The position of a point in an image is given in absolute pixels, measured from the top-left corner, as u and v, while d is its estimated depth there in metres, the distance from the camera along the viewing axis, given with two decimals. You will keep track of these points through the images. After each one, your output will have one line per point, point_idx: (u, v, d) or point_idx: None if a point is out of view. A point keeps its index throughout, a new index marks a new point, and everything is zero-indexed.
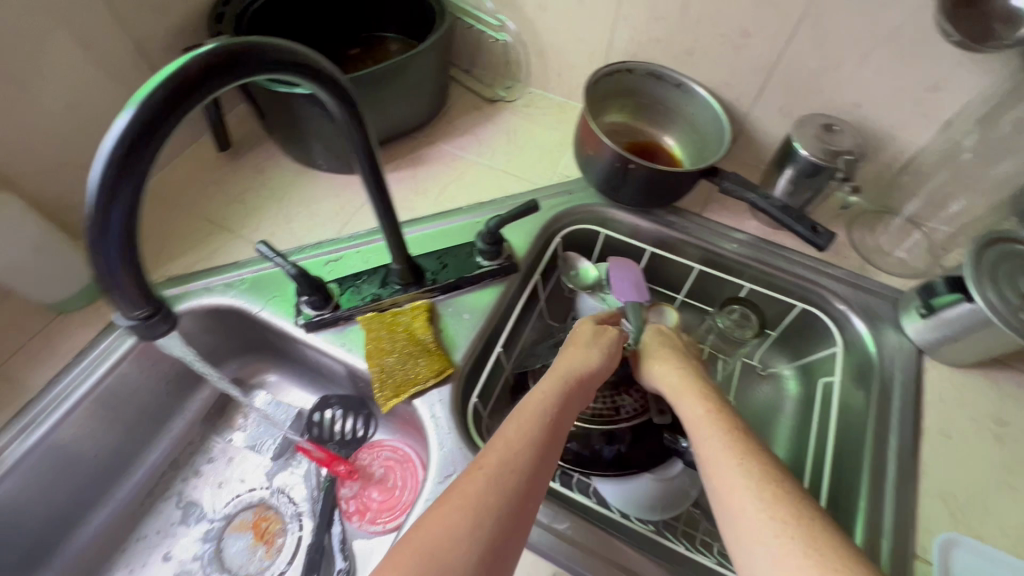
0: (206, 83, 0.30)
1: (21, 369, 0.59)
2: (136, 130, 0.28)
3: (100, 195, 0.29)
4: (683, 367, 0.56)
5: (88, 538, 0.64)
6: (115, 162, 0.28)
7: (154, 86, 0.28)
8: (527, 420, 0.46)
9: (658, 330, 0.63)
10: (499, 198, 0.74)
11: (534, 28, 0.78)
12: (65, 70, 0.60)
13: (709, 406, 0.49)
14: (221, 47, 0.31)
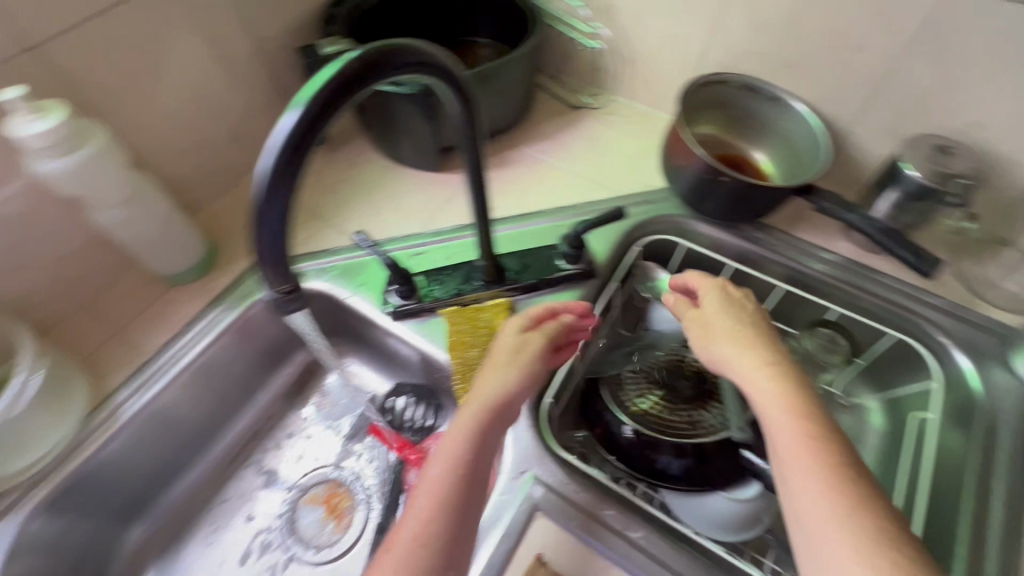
0: (355, 84, 0.33)
1: (139, 333, 0.65)
2: (300, 127, 0.31)
3: (267, 186, 0.32)
4: (767, 361, 0.48)
5: (178, 496, 0.68)
6: (283, 156, 0.31)
7: (318, 88, 0.31)
8: (445, 464, 0.46)
9: (719, 308, 0.55)
10: (581, 204, 0.75)
11: (627, 37, 0.78)
12: (196, 62, 0.65)
13: (805, 422, 0.43)
14: (368, 51, 0.33)
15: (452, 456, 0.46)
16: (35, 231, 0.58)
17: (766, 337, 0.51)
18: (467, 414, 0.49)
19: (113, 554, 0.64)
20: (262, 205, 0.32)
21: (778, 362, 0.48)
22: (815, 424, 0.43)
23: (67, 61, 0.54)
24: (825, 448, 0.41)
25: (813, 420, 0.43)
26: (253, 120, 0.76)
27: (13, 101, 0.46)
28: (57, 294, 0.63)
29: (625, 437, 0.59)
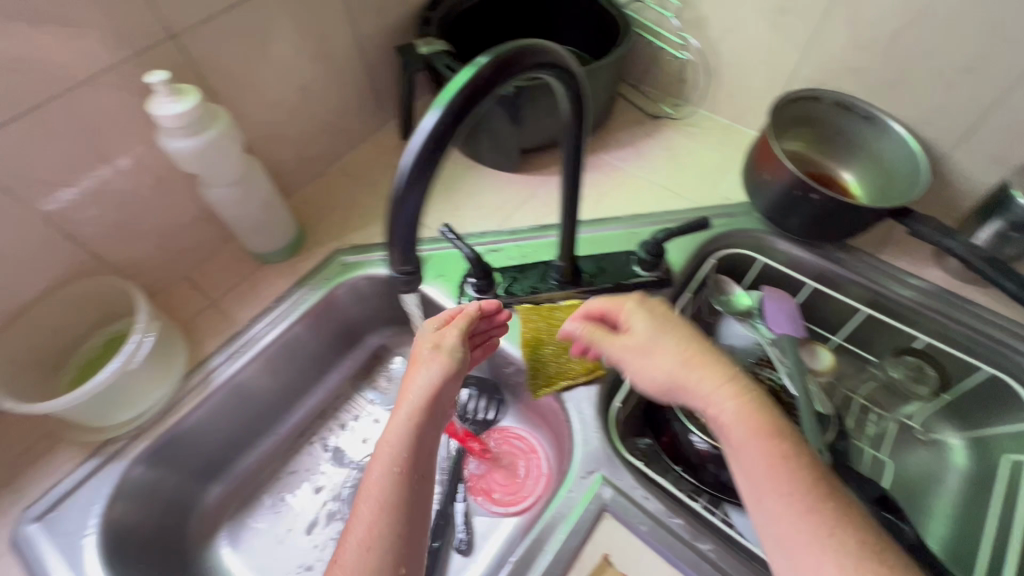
0: (489, 85, 0.34)
1: (232, 305, 0.69)
2: (439, 129, 0.33)
3: (404, 183, 0.33)
4: (722, 376, 0.45)
5: (250, 463, 0.71)
6: (422, 156, 0.33)
7: (457, 91, 0.33)
8: (381, 480, 0.43)
9: (654, 322, 0.50)
10: (657, 212, 0.75)
11: (716, 49, 0.77)
12: (306, 56, 0.69)
13: (779, 441, 0.41)
14: (502, 52, 0.34)
15: (387, 472, 0.44)
16: (153, 203, 0.63)
17: (704, 344, 0.48)
18: (398, 425, 0.46)
19: (192, 509, 0.66)
20: (399, 200, 0.34)
21: (728, 373, 0.45)
22: (786, 440, 0.42)
23: (199, 50, 0.59)
24: (803, 466, 0.41)
25: (782, 436, 0.42)
26: (346, 113, 0.80)
27: (156, 84, 0.51)
28: (164, 262, 0.68)
29: (693, 448, 0.58)
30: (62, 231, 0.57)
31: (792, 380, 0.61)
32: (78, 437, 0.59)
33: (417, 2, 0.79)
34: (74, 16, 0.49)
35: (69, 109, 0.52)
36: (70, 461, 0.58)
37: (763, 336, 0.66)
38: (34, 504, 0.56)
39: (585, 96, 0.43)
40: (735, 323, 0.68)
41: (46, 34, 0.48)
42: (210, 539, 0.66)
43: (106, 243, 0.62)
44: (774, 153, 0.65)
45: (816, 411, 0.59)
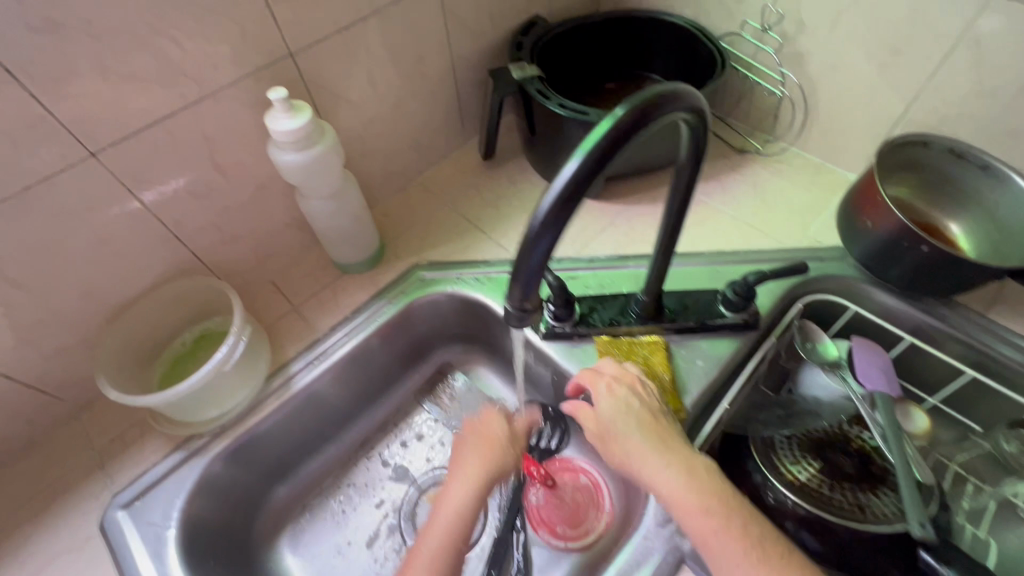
0: (630, 133, 0.33)
1: (312, 312, 0.71)
2: (578, 176, 0.32)
3: (537, 228, 0.33)
4: (668, 453, 0.50)
5: (315, 470, 0.71)
6: (559, 202, 0.32)
7: (601, 136, 0.32)
8: (441, 542, 0.49)
9: (614, 401, 0.54)
10: (741, 250, 0.73)
11: (814, 87, 0.75)
12: (402, 76, 0.71)
13: (719, 515, 0.47)
14: (642, 100, 0.34)
15: (449, 536, 0.49)
16: (251, 209, 0.66)
17: (657, 419, 0.53)
18: (464, 491, 0.51)
19: (260, 508, 0.67)
20: (530, 245, 0.33)
21: (673, 448, 0.51)
22: (726, 510, 0.47)
23: (309, 67, 0.61)
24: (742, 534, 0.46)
25: (722, 506, 0.47)
26: (432, 131, 0.81)
27: (276, 101, 0.54)
28: (254, 266, 0.71)
29: (776, 503, 0.58)
30: (171, 231, 0.60)
31: (889, 443, 0.56)
32: (165, 430, 0.61)
33: (510, 27, 0.80)
34: (208, 34, 0.52)
35: (192, 119, 0.55)
36: (156, 453, 0.61)
37: (853, 391, 0.61)
38: (123, 490, 0.58)
39: (705, 137, 0.42)
40: (818, 372, 0.63)
41: (183, 50, 0.51)
42: (274, 541, 0.67)
43: (207, 245, 0.64)
44: (879, 198, 0.61)
45: (915, 478, 0.55)
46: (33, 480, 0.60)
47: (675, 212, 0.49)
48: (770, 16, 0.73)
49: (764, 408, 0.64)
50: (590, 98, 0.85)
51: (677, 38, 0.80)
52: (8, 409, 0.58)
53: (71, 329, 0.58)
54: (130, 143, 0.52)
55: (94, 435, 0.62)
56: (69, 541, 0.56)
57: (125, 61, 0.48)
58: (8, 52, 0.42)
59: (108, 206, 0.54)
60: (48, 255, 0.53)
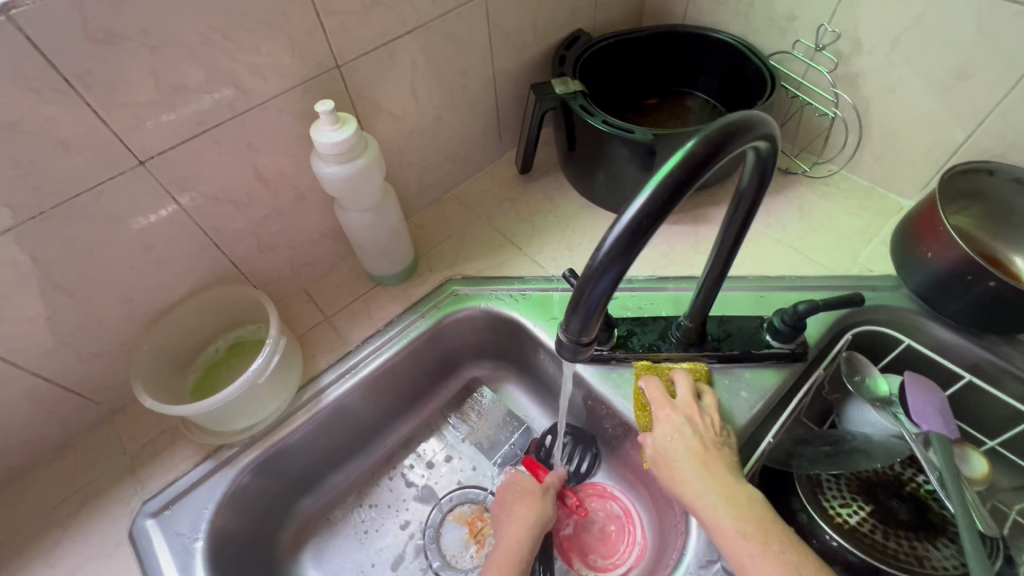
0: (704, 165, 0.32)
1: (345, 323, 0.70)
2: (645, 213, 0.32)
3: (600, 264, 0.34)
4: (715, 481, 0.49)
5: (341, 484, 0.71)
6: (623, 240, 0.33)
7: (673, 168, 0.32)
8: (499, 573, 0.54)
9: (669, 427, 0.54)
10: (786, 276, 0.70)
11: (869, 108, 0.72)
12: (444, 88, 0.71)
13: (759, 545, 0.45)
14: (716, 130, 0.33)
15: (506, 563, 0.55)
16: (290, 218, 0.66)
17: (708, 447, 0.52)
18: (521, 534, 0.58)
19: (285, 521, 0.66)
20: (592, 280, 0.34)
21: (721, 477, 0.49)
22: (770, 541, 0.45)
23: (354, 79, 0.61)
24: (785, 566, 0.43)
25: (766, 537, 0.45)
26: (470, 143, 0.80)
27: (322, 113, 0.53)
28: (289, 274, 0.71)
29: (825, 546, 0.55)
30: (211, 239, 0.60)
31: (946, 488, 0.53)
32: (197, 438, 0.61)
33: (552, 41, 0.79)
34: (258, 45, 0.51)
35: (238, 128, 0.55)
36: (187, 460, 0.60)
37: (906, 429, 0.58)
38: (153, 498, 0.58)
39: (772, 164, 0.40)
40: (868, 408, 0.60)
41: (233, 61, 0.51)
42: (297, 555, 0.66)
43: (244, 253, 0.64)
44: (942, 227, 0.58)
45: (977, 529, 0.51)
46: (65, 482, 0.60)
47: (730, 239, 0.47)
48: (825, 36, 0.70)
49: (809, 443, 0.60)
50: (630, 113, 0.83)
51: (723, 55, 0.78)
52: (45, 411, 0.58)
53: (110, 333, 0.58)
54: (177, 151, 0.52)
55: (126, 440, 0.62)
56: (97, 547, 0.56)
57: (177, 71, 0.48)
58: (66, 61, 0.42)
59: (152, 213, 0.54)
60: (92, 260, 0.53)
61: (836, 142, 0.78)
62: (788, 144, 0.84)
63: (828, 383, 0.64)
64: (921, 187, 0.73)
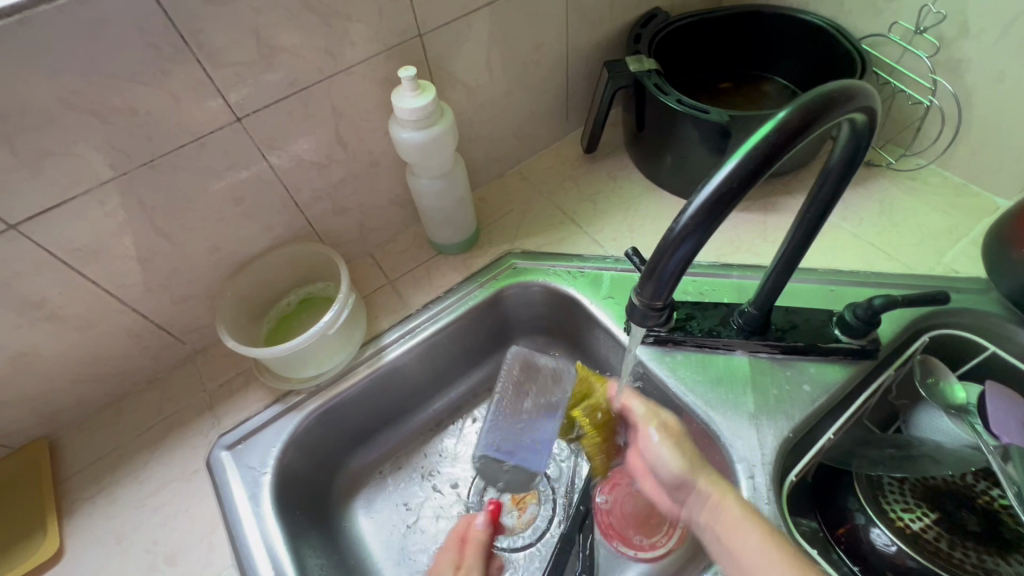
0: (794, 136, 0.32)
1: (406, 288, 0.73)
2: (728, 183, 0.32)
3: (679, 232, 0.34)
4: (683, 453, 0.52)
5: (392, 441, 0.73)
6: (704, 209, 0.33)
7: (763, 139, 0.32)
8: None
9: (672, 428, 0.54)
10: (860, 272, 0.67)
11: (970, 97, 0.67)
12: (517, 62, 0.71)
13: (732, 508, 0.47)
14: (807, 102, 0.33)
15: None
16: (363, 182, 0.68)
17: (687, 445, 0.53)
18: None
19: (340, 469, 0.70)
20: (669, 249, 0.34)
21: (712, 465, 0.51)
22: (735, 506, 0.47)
23: (434, 48, 0.62)
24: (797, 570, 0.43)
25: (735, 504, 0.47)
26: (537, 121, 0.81)
27: (405, 80, 0.56)
28: (358, 238, 0.74)
29: (884, 552, 0.53)
30: (291, 197, 0.64)
31: None
32: (268, 382, 0.65)
33: (629, 18, 0.78)
34: (349, 11, 0.54)
35: (325, 91, 0.58)
36: (259, 401, 0.65)
37: (983, 441, 0.53)
38: (228, 433, 0.63)
39: (866, 141, 0.39)
40: (940, 415, 0.56)
41: (327, 25, 0.53)
42: (350, 502, 0.69)
43: (320, 213, 0.68)
44: None
45: None
46: (154, 411, 0.66)
47: (809, 222, 0.45)
48: (927, 17, 0.66)
49: (872, 445, 0.58)
50: (703, 95, 0.81)
51: (810, 38, 0.75)
52: (140, 346, 0.64)
53: (198, 279, 0.63)
54: (270, 110, 0.55)
55: (207, 378, 0.68)
56: (178, 471, 0.61)
57: (276, 32, 0.51)
58: (184, 18, 0.46)
59: (245, 167, 0.58)
60: (191, 209, 0.57)
61: (927, 135, 0.73)
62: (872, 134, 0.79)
63: (897, 388, 0.60)
64: (1021, 185, 0.68)
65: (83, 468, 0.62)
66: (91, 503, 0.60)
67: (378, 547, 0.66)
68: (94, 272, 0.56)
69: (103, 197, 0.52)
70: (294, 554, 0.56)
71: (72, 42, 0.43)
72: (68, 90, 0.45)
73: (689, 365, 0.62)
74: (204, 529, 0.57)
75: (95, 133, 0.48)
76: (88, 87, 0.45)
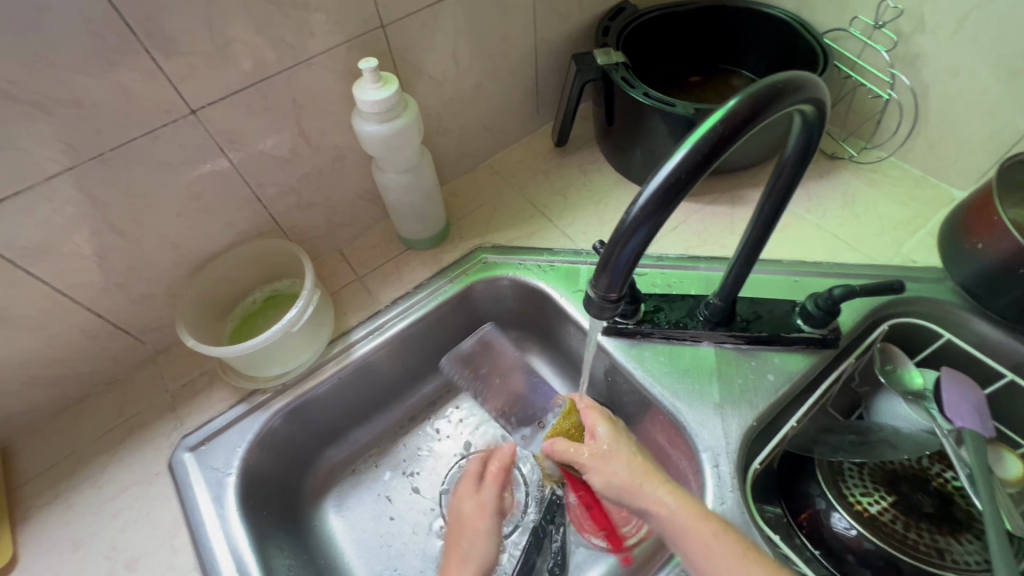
0: (741, 126, 0.32)
1: (376, 284, 0.72)
2: (676, 174, 0.33)
3: (631, 223, 0.34)
4: (621, 457, 0.51)
5: (364, 438, 0.72)
6: (655, 199, 0.33)
7: (711, 129, 0.32)
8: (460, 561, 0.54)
9: (611, 432, 0.54)
10: (823, 263, 0.68)
11: (927, 91, 0.68)
12: (485, 55, 0.70)
13: (677, 512, 0.45)
14: (754, 92, 0.33)
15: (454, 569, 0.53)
16: (328, 177, 0.67)
17: (632, 455, 0.51)
18: (472, 507, 0.57)
19: (311, 468, 0.69)
20: (622, 240, 0.35)
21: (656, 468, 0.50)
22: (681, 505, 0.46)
23: (398, 40, 0.61)
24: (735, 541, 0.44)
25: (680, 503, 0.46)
26: (507, 114, 0.80)
27: (366, 71, 0.55)
28: (326, 233, 0.73)
29: (842, 534, 0.54)
30: (254, 192, 0.62)
31: (977, 487, 0.51)
32: (232, 381, 0.64)
33: (598, 11, 0.78)
34: (308, 1, 0.52)
35: (285, 84, 0.56)
36: (223, 401, 0.63)
37: (938, 425, 0.56)
38: (191, 434, 0.61)
39: (818, 132, 0.40)
40: (898, 401, 0.58)
41: (283, 15, 0.52)
42: (320, 501, 0.68)
43: (284, 208, 0.66)
44: (996, 218, 0.55)
45: (1006, 530, 0.49)
46: (113, 414, 0.64)
47: (768, 212, 0.46)
48: (886, 13, 0.67)
49: (833, 431, 0.59)
50: (672, 89, 0.81)
51: (776, 32, 0.75)
52: (97, 346, 0.62)
53: (158, 277, 0.61)
54: (228, 103, 0.54)
55: (169, 379, 0.66)
56: (140, 474, 0.60)
57: (231, 22, 0.50)
58: (130, 7, 0.44)
59: (202, 163, 0.56)
60: (146, 204, 0.55)
61: (887, 128, 0.75)
62: (835, 127, 0.80)
63: (858, 376, 0.62)
64: (977, 177, 0.70)
65: (38, 474, 0.60)
66: (47, 509, 0.58)
67: (351, 546, 0.66)
68: (44, 271, 0.53)
69: (49, 193, 0.50)
70: (261, 555, 0.55)
71: (8, 30, 0.41)
72: (7, 81, 0.43)
73: (656, 357, 0.62)
74: (167, 533, 0.56)
75: (39, 126, 0.46)
76: (29, 77, 0.44)
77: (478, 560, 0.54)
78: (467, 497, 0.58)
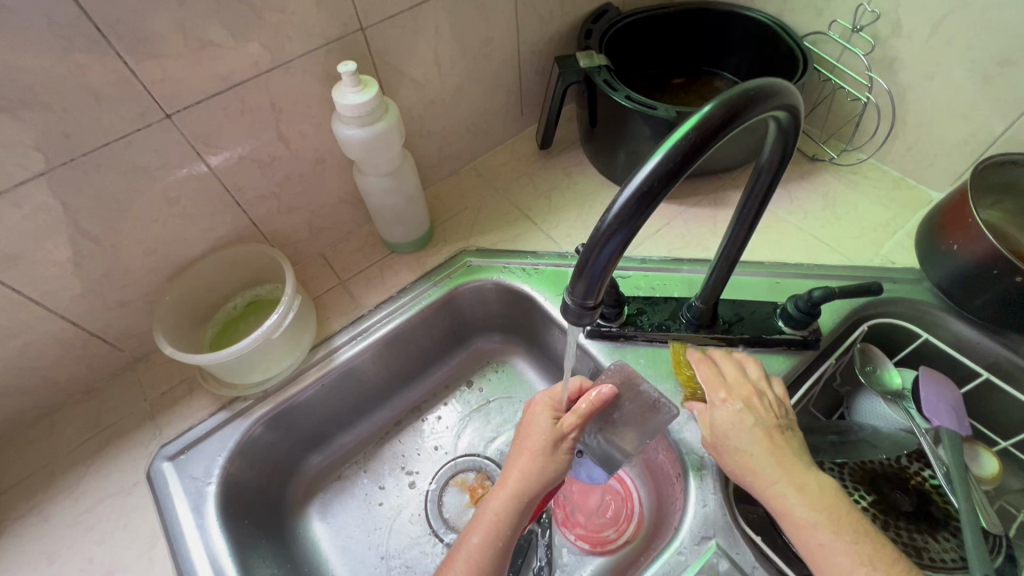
0: (718, 130, 0.33)
1: (359, 288, 0.71)
2: (652, 179, 0.33)
3: (607, 228, 0.34)
4: (784, 463, 0.48)
5: (348, 443, 0.72)
6: (631, 204, 0.33)
7: (685, 134, 0.32)
8: (519, 475, 0.52)
9: (729, 412, 0.52)
10: (804, 264, 0.69)
11: (904, 94, 0.69)
12: (466, 58, 0.70)
13: (835, 535, 0.44)
14: (727, 98, 0.33)
15: (513, 487, 0.51)
16: (309, 181, 0.66)
17: (788, 455, 0.49)
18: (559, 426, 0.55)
19: (293, 476, 0.68)
20: (598, 245, 0.34)
21: (794, 467, 0.48)
22: (844, 532, 0.44)
23: (378, 43, 0.61)
24: (858, 556, 0.43)
25: (839, 527, 0.44)
26: (491, 116, 0.80)
27: (345, 75, 0.54)
28: (308, 238, 0.72)
29: None
30: (232, 197, 0.61)
31: (953, 485, 0.51)
32: (213, 389, 0.63)
33: (581, 14, 0.78)
34: (285, 3, 0.52)
35: (263, 88, 0.56)
36: (202, 410, 0.63)
37: (916, 424, 0.57)
38: (169, 443, 0.60)
39: (794, 136, 0.40)
40: (878, 401, 0.59)
41: (260, 18, 0.51)
42: (304, 509, 0.67)
43: (264, 213, 0.65)
44: (971, 220, 0.56)
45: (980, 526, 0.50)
46: (91, 423, 0.63)
47: (746, 217, 0.46)
48: (863, 16, 0.68)
49: (815, 432, 0.60)
50: (655, 92, 0.81)
51: (756, 35, 0.76)
52: (72, 355, 0.61)
53: (134, 284, 0.60)
54: (203, 107, 0.53)
55: (148, 386, 0.65)
56: (116, 486, 0.59)
57: (205, 25, 0.49)
58: (99, 9, 0.43)
59: (178, 168, 0.55)
60: (120, 210, 0.54)
61: (866, 130, 0.76)
62: (816, 130, 0.81)
63: (841, 375, 0.63)
64: (953, 179, 0.71)
65: (11, 486, 0.59)
66: (20, 522, 0.57)
67: (336, 553, 0.65)
68: (14, 279, 0.52)
69: (18, 199, 0.48)
70: (240, 564, 0.55)
71: None
72: None
73: (638, 360, 0.62)
74: (144, 544, 0.55)
75: (5, 132, 0.45)
76: None
77: (526, 479, 0.52)
78: (546, 414, 0.56)
